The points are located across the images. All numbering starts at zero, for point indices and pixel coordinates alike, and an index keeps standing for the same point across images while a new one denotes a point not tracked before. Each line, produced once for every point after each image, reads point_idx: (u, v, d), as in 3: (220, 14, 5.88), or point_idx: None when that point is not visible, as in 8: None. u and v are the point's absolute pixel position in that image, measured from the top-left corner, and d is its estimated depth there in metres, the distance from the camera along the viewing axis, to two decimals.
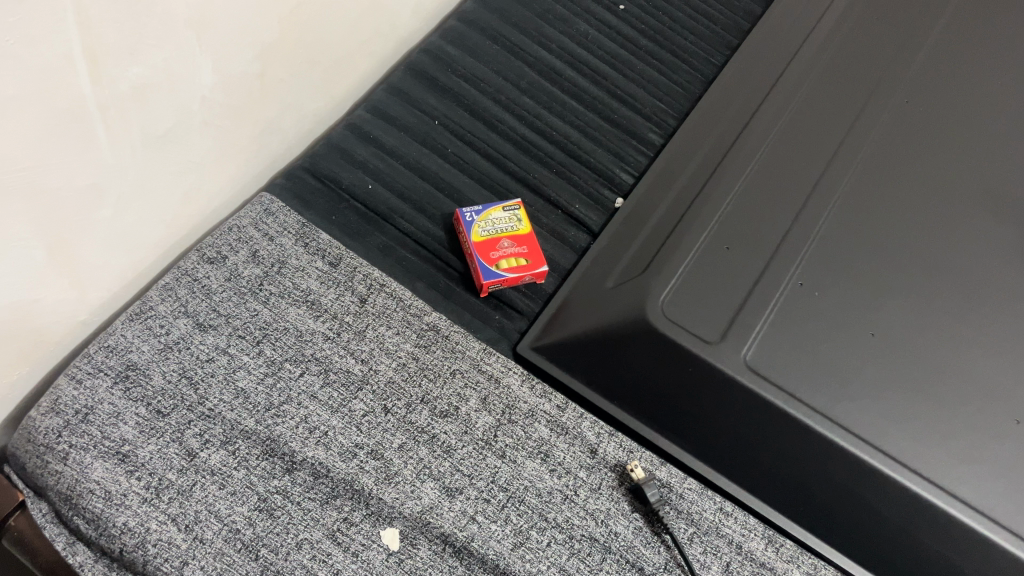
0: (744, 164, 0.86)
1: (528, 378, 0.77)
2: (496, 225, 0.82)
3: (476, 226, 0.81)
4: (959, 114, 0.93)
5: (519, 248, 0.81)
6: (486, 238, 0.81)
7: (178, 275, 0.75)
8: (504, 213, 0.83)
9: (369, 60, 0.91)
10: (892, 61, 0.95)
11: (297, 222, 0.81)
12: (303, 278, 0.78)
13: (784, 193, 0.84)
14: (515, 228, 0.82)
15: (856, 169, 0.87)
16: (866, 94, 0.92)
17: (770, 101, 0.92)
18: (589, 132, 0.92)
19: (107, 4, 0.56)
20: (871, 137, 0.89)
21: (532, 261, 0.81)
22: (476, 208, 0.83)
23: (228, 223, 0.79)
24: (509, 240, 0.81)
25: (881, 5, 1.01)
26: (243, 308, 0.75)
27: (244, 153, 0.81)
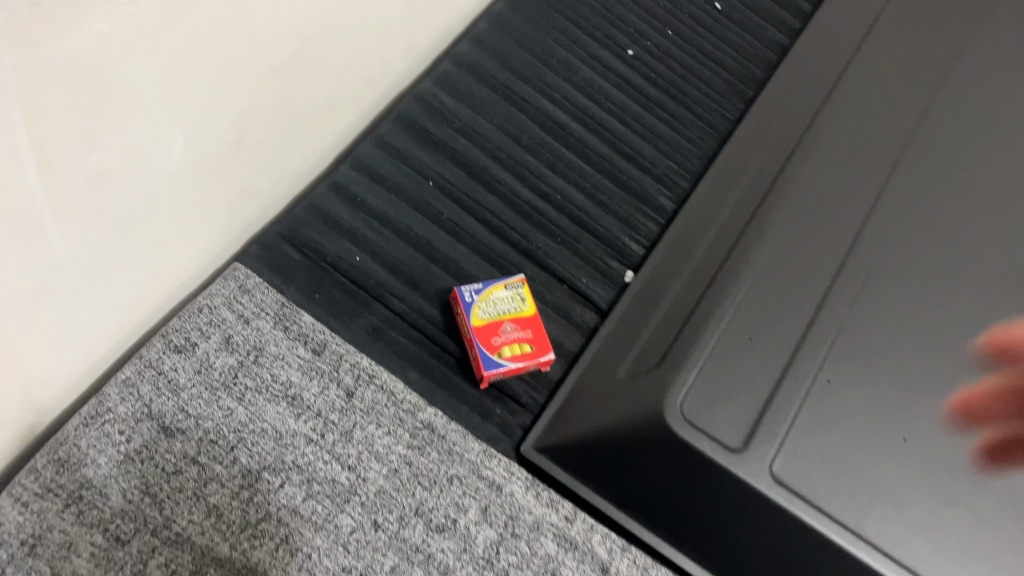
0: (766, 237, 0.78)
1: (532, 484, 0.70)
2: (498, 306, 0.74)
3: (475, 308, 0.73)
4: (991, 176, 0.86)
5: (523, 333, 0.74)
6: (486, 322, 0.73)
7: (140, 367, 0.66)
8: (506, 291, 0.75)
9: (355, 110, 0.82)
10: (919, 119, 0.88)
11: (276, 302, 0.72)
12: (282, 369, 0.69)
13: (809, 272, 0.77)
14: (518, 308, 0.75)
15: (884, 245, 0.79)
16: (893, 155, 0.85)
17: (792, 164, 0.84)
18: (596, 195, 0.85)
19: (60, 92, 0.47)
20: (900, 205, 0.82)
21: (537, 348, 0.74)
22: (475, 286, 0.75)
23: (197, 302, 0.70)
24: (512, 324, 0.74)
25: (904, 57, 0.95)
26: (215, 406, 0.66)
27: (217, 224, 0.71)
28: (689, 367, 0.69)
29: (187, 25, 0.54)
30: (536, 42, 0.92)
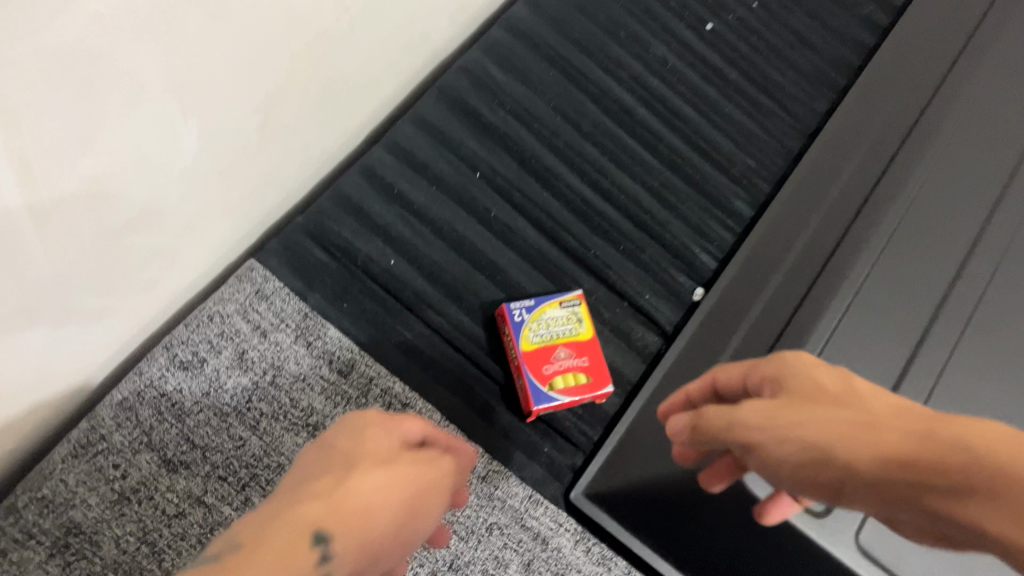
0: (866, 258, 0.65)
1: (582, 537, 0.62)
2: (551, 328, 0.64)
3: (525, 329, 0.63)
4: None
5: (578, 360, 0.64)
6: (537, 347, 0.63)
7: (139, 386, 0.57)
8: (560, 310, 0.65)
9: (395, 82, 0.71)
10: None
11: (298, 312, 0.63)
12: (303, 393, 0.60)
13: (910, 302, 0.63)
14: (573, 331, 0.65)
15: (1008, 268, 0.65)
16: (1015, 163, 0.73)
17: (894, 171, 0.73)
18: (664, 195, 0.74)
19: (49, 90, 0.36)
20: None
21: (594, 378, 0.64)
22: (526, 302, 0.65)
23: (207, 309, 0.61)
24: (567, 350, 0.64)
25: None
26: (225, 437, 0.58)
27: (232, 218, 0.61)
28: None
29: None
30: (603, 10, 0.80)
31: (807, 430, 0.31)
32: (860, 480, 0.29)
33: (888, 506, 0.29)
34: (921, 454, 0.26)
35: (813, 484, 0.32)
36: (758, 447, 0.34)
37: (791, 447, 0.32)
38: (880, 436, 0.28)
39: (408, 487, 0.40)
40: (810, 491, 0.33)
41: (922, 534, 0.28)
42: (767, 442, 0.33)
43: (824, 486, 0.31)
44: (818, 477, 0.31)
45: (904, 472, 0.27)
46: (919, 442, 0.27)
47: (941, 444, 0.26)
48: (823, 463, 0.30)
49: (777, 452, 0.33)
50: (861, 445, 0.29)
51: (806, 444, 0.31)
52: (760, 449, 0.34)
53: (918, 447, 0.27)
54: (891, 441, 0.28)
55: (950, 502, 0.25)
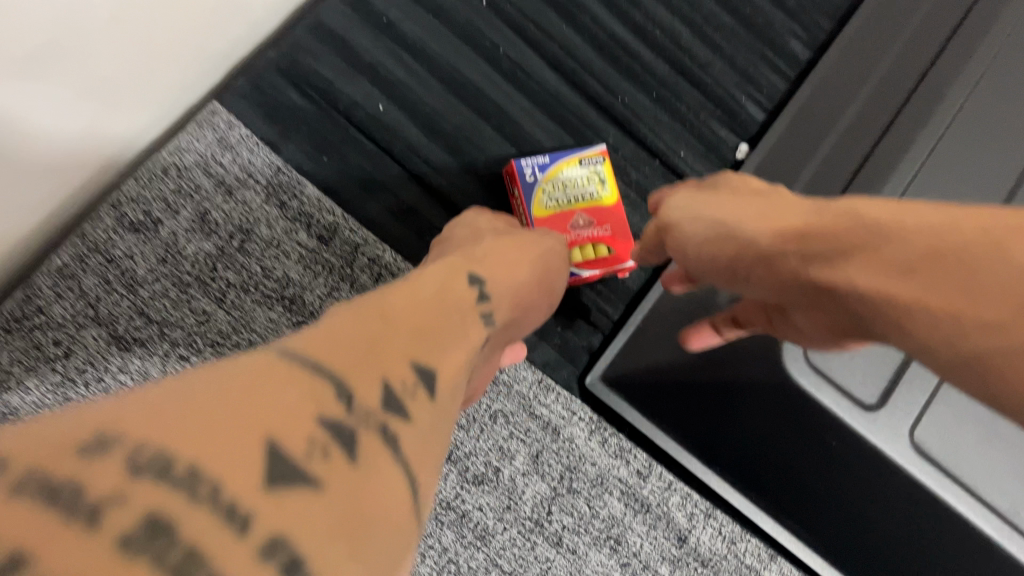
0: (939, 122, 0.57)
1: (598, 428, 0.54)
2: (568, 190, 0.54)
3: (537, 191, 0.54)
4: None
5: (598, 229, 0.54)
6: (550, 213, 0.54)
7: (81, 251, 0.48)
8: (581, 168, 0.55)
9: None
10: None
11: (269, 166, 0.53)
12: (277, 261, 0.52)
13: None
14: (594, 194, 0.54)
15: None
16: None
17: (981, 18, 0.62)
18: (707, 33, 0.62)
19: None
20: None
21: (616, 251, 0.54)
22: (540, 159, 0.54)
23: (160, 160, 0.51)
24: (584, 217, 0.54)
25: None
26: (187, 311, 0.49)
27: (192, 50, 0.48)
28: None
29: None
30: None
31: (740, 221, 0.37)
32: (748, 250, 0.36)
33: (779, 280, 0.35)
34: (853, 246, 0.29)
35: (753, 277, 0.37)
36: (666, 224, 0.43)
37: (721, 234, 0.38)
38: (797, 226, 0.34)
39: (546, 252, 0.45)
40: (745, 285, 0.38)
41: (837, 325, 0.33)
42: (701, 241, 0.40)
43: (744, 270, 0.37)
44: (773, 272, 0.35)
45: (835, 248, 0.30)
46: (844, 216, 0.31)
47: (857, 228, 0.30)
48: (749, 256, 0.36)
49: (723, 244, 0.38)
50: (779, 235, 0.34)
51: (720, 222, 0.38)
52: (707, 249, 0.39)
53: (825, 231, 0.31)
54: (815, 235, 0.32)
55: (837, 277, 0.30)
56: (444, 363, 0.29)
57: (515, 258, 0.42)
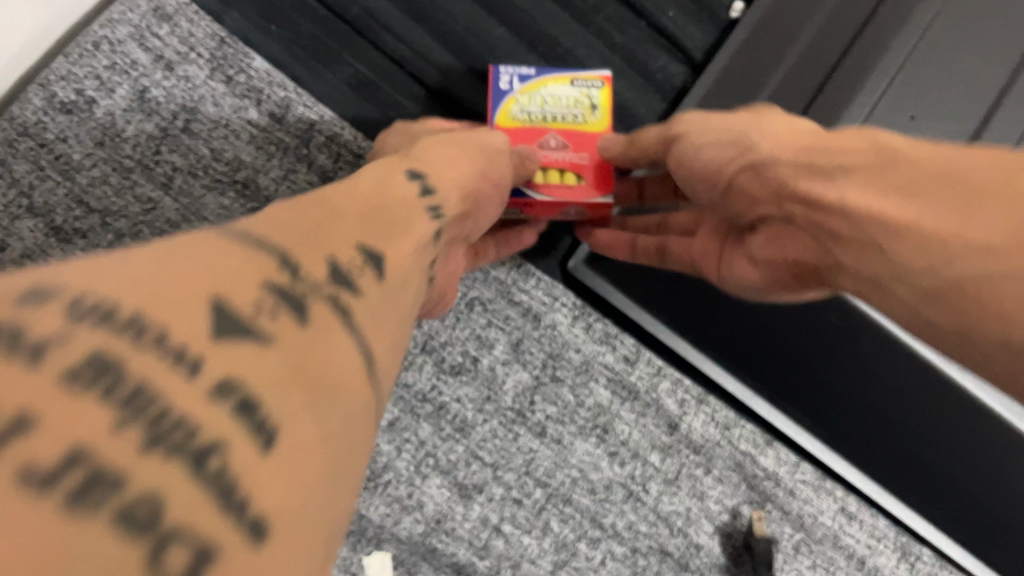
0: None
1: (581, 313, 0.51)
2: (547, 107, 0.44)
3: (507, 101, 0.44)
4: None
5: (569, 155, 0.43)
6: (518, 127, 0.43)
7: (11, 137, 0.45)
8: (571, 87, 0.44)
9: None
10: None
11: (212, 37, 0.48)
12: (227, 141, 0.47)
13: None
14: (579, 117, 0.44)
15: None
16: None
17: None
18: None
19: None
20: None
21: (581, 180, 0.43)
22: (521, 69, 0.44)
23: (91, 33, 0.46)
24: (558, 138, 0.43)
25: None
26: (131, 199, 0.46)
27: None
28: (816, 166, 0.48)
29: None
30: None
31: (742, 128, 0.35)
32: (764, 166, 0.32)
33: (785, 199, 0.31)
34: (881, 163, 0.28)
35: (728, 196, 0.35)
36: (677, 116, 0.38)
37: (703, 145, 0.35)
38: (801, 142, 0.32)
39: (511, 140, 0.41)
40: (714, 201, 0.36)
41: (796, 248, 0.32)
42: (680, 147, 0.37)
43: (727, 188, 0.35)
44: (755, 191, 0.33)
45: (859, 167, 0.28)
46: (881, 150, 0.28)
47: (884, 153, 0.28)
48: (725, 180, 0.34)
49: (704, 158, 0.35)
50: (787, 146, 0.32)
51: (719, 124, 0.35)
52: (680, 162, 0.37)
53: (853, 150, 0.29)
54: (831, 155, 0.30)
55: (834, 191, 0.29)
56: (397, 252, 0.26)
57: (478, 158, 0.36)
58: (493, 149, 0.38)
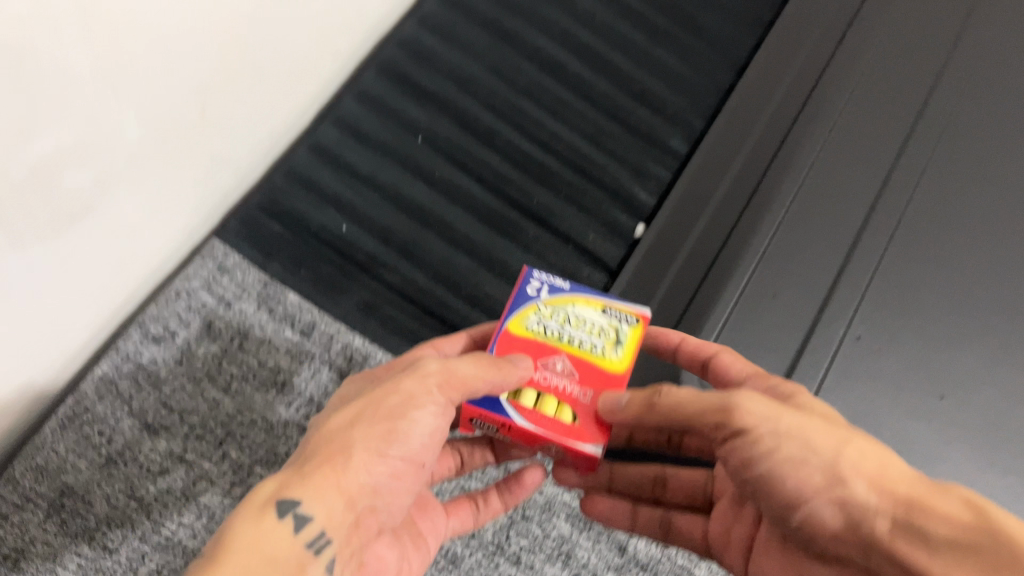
0: (785, 192, 0.72)
1: (542, 463, 0.66)
2: (572, 324, 0.49)
3: (531, 307, 0.49)
4: None
5: (570, 386, 0.47)
6: (530, 335, 0.48)
7: (117, 362, 0.62)
8: (603, 316, 0.49)
9: (336, 63, 0.74)
10: (959, 33, 0.80)
11: (259, 281, 0.67)
12: (270, 354, 0.65)
13: (831, 227, 0.71)
14: (597, 349, 0.48)
15: (924, 181, 0.72)
16: (930, 78, 0.77)
17: (814, 102, 0.78)
18: (602, 140, 0.78)
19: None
20: (940, 136, 0.74)
21: (570, 428, 0.45)
22: (558, 280, 0.51)
23: (176, 286, 0.65)
24: (566, 363, 0.47)
25: None
26: (200, 399, 0.63)
27: (191, 199, 0.65)
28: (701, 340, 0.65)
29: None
30: None
31: (828, 460, 0.40)
32: (838, 514, 0.40)
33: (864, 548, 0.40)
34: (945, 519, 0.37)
35: (796, 513, 0.42)
36: (852, 509, 0.39)
37: (783, 471, 0.41)
38: (898, 491, 0.39)
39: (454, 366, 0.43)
40: (774, 512, 0.44)
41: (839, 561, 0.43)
42: (756, 461, 0.41)
43: (797, 512, 0.42)
44: (826, 517, 0.41)
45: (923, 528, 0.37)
46: (918, 513, 0.38)
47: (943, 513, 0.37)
48: (803, 501, 0.41)
49: (785, 483, 0.41)
50: (875, 490, 0.39)
51: (802, 445, 0.41)
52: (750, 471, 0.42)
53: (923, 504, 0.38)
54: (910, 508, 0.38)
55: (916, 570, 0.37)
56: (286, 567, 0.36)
57: (380, 444, 0.40)
58: (400, 435, 0.41)
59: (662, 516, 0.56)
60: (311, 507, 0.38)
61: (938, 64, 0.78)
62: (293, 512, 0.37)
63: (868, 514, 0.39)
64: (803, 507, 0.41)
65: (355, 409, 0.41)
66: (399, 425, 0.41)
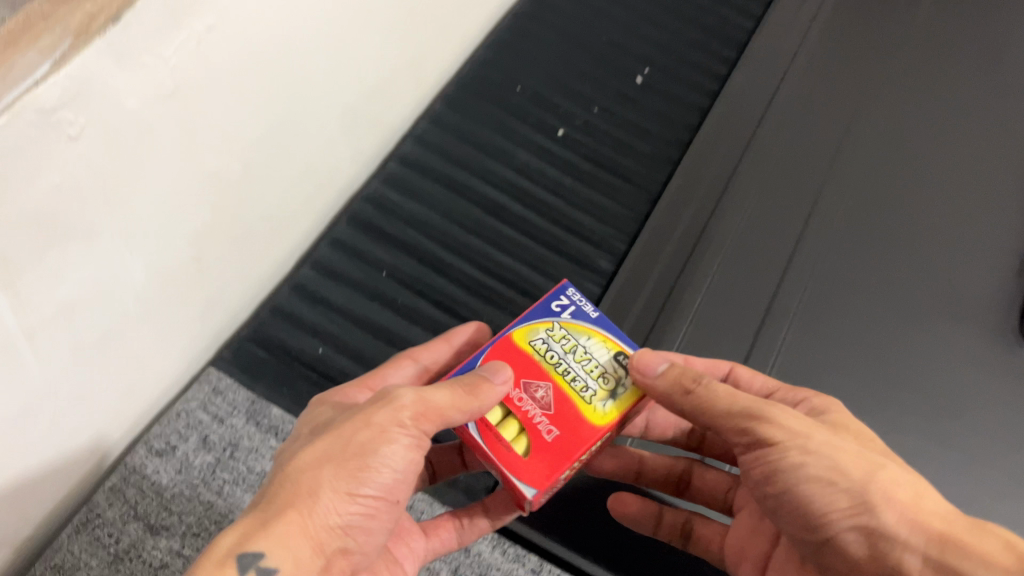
0: (689, 303, 0.87)
1: (498, 542, 0.77)
2: (572, 355, 0.58)
3: (545, 324, 0.59)
4: (901, 205, 0.94)
5: (537, 413, 0.55)
6: (527, 349, 0.58)
7: (125, 474, 0.73)
8: (607, 363, 0.58)
9: (312, 216, 0.89)
10: (828, 171, 0.97)
11: (247, 401, 0.80)
12: (257, 460, 0.78)
13: (732, 330, 0.85)
14: (580, 388, 0.56)
15: (806, 289, 0.88)
16: (806, 208, 0.94)
17: (713, 227, 0.94)
18: (540, 265, 0.92)
19: (27, 251, 0.53)
20: (817, 254, 0.90)
21: (513, 452, 0.54)
22: (588, 311, 0.60)
23: (176, 407, 0.78)
24: (547, 393, 0.56)
25: (810, 110, 1.04)
26: (197, 501, 0.74)
27: (189, 334, 0.77)
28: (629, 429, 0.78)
29: (140, 178, 0.61)
30: (475, 135, 1.01)
31: (856, 484, 0.51)
32: (865, 527, 0.50)
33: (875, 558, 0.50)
34: (960, 546, 0.48)
35: (812, 518, 0.52)
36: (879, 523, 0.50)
37: (809, 480, 0.51)
38: (922, 522, 0.49)
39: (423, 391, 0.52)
40: (789, 518, 0.54)
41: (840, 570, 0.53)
42: (780, 470, 0.52)
43: (816, 520, 0.52)
44: (843, 525, 0.51)
45: (939, 547, 0.48)
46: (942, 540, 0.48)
47: (965, 543, 0.48)
48: (833, 519, 0.51)
49: (805, 493, 0.52)
50: (901, 521, 0.49)
51: (835, 463, 0.51)
52: (773, 476, 0.53)
53: (938, 531, 0.49)
54: (927, 532, 0.49)
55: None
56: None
57: (352, 484, 0.49)
58: (372, 470, 0.49)
59: (686, 519, 0.69)
60: (275, 559, 0.46)
61: (812, 196, 0.95)
62: (257, 565, 0.45)
63: (887, 533, 0.49)
64: (823, 519, 0.52)
65: (326, 454, 0.49)
66: (370, 462, 0.49)
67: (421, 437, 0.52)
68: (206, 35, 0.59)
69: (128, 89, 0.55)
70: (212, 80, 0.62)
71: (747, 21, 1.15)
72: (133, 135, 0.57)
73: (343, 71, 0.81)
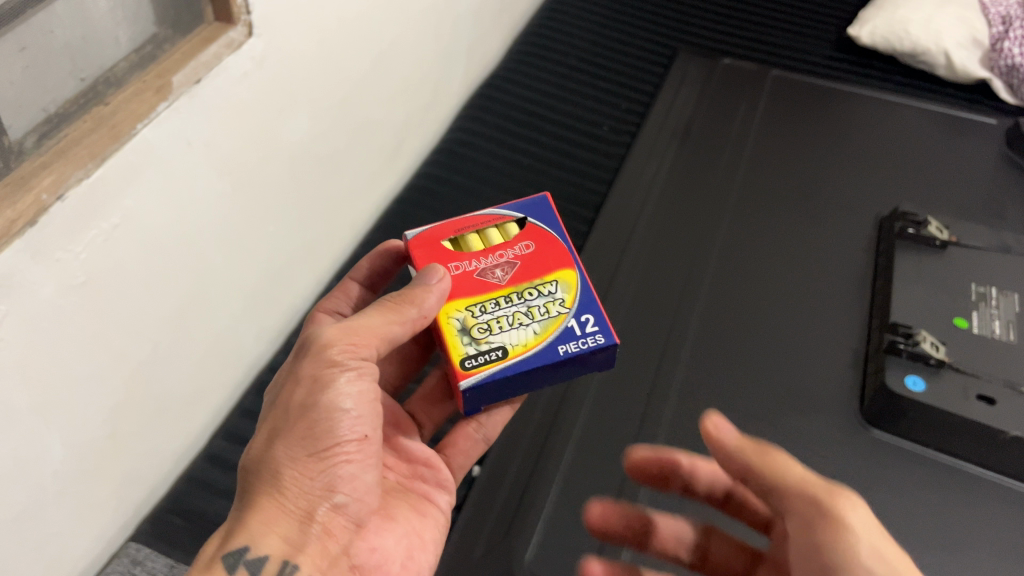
0: (570, 429, 1.00)
1: None
2: (522, 310, 0.71)
3: (570, 298, 0.72)
4: (741, 326, 1.10)
5: (474, 262, 0.74)
6: (551, 276, 0.74)
7: None
8: (498, 332, 0.70)
9: (221, 392, 0.98)
10: (678, 306, 1.13)
11: (166, 564, 0.87)
12: None
13: (611, 450, 0.98)
14: (465, 316, 0.70)
15: (670, 406, 1.01)
16: (663, 338, 1.09)
17: None
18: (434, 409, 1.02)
19: None
20: (681, 376, 1.04)
21: (457, 232, 0.77)
22: (562, 344, 0.69)
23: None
24: (502, 275, 0.73)
25: (662, 257, 1.21)
26: None
27: (104, 510, 0.83)
28: (529, 538, 0.90)
29: (57, 363, 0.69)
30: None
31: None
32: None
33: None
34: None
35: None
36: None
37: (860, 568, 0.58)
38: None
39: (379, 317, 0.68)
40: None
41: None
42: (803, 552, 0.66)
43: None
44: None
45: None
46: None
47: None
48: None
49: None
50: None
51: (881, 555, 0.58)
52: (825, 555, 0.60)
53: None
54: None
55: None
56: None
57: (310, 445, 0.64)
58: (337, 425, 0.64)
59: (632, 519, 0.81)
60: (263, 548, 0.61)
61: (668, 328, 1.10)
62: (243, 559, 0.61)
63: None
64: None
65: (285, 445, 0.64)
66: (332, 416, 0.64)
67: (358, 365, 0.66)
68: (113, 232, 0.70)
69: (44, 279, 0.64)
70: (122, 272, 0.73)
71: (600, 187, 1.34)
72: (49, 319, 0.66)
73: (242, 257, 0.92)
